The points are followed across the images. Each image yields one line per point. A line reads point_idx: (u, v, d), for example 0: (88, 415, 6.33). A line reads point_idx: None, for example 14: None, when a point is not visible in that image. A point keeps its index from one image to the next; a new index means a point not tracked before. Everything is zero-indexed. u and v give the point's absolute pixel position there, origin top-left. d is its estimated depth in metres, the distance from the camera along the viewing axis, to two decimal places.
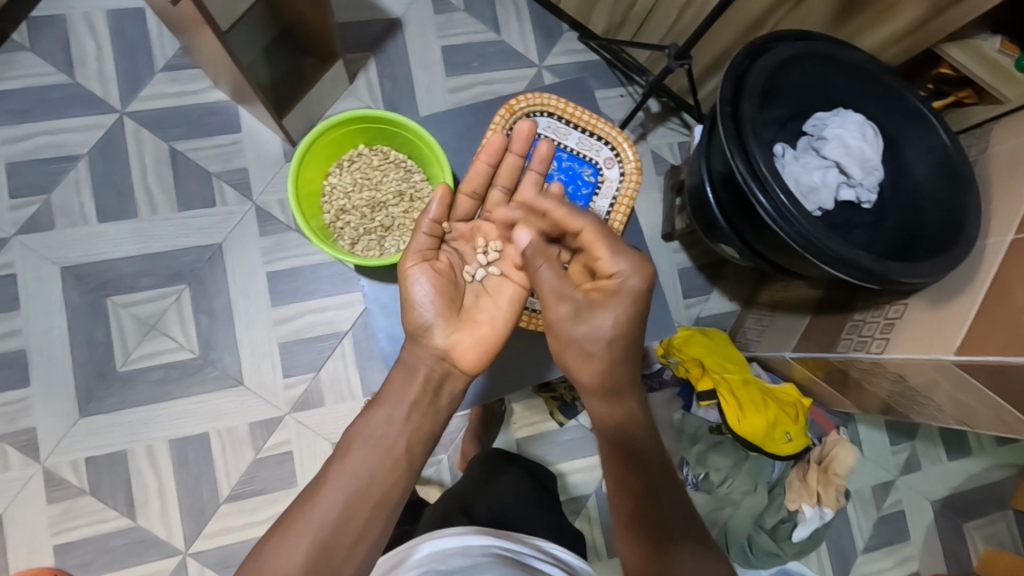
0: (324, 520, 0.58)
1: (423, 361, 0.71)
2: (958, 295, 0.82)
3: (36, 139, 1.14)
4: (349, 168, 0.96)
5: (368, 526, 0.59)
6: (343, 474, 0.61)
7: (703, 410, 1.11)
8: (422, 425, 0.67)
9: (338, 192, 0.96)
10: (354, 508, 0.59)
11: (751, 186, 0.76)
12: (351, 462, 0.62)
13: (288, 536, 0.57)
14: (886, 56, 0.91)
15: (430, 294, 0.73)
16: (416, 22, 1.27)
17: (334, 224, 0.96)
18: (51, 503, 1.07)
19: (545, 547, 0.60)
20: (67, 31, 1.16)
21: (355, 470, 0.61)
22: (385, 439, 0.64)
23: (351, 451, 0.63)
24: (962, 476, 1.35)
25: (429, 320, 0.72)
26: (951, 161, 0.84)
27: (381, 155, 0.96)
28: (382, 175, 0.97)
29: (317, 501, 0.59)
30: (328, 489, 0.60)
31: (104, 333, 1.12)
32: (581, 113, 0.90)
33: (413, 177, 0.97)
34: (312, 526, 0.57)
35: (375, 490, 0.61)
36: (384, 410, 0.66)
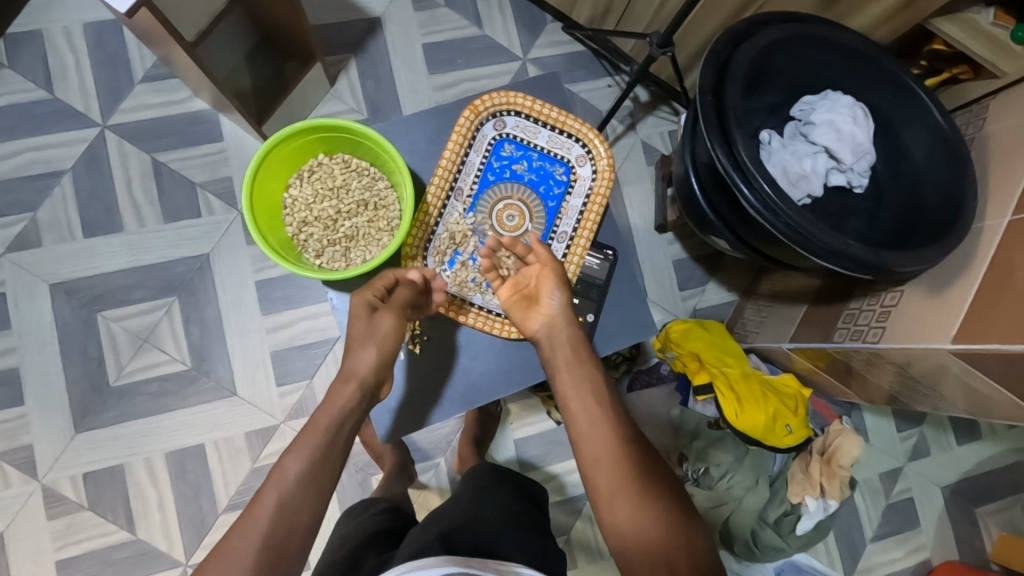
0: (285, 485, 0.64)
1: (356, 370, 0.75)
2: (956, 281, 0.79)
3: (21, 156, 1.14)
4: (309, 178, 0.92)
5: (308, 529, 0.63)
6: (279, 483, 0.64)
7: (701, 405, 1.08)
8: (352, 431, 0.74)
9: (299, 204, 0.92)
10: (291, 507, 0.63)
11: (734, 177, 0.73)
12: (285, 470, 0.65)
13: (230, 553, 0.59)
14: (878, 34, 0.88)
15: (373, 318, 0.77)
16: (398, 20, 1.25)
17: (297, 236, 0.93)
18: (52, 518, 1.08)
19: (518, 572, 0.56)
20: (46, 45, 1.15)
21: (288, 474, 0.65)
22: (321, 443, 0.69)
23: (284, 462, 0.66)
24: (974, 461, 1.32)
25: (370, 332, 0.76)
26: (948, 142, 0.81)
27: (343, 163, 0.94)
28: (344, 183, 0.94)
29: (256, 507, 0.63)
30: (267, 499, 0.63)
31: (97, 348, 1.12)
32: (549, 110, 0.87)
33: (378, 185, 0.95)
34: (275, 492, 0.63)
35: (312, 489, 0.65)
36: (322, 415, 0.71)
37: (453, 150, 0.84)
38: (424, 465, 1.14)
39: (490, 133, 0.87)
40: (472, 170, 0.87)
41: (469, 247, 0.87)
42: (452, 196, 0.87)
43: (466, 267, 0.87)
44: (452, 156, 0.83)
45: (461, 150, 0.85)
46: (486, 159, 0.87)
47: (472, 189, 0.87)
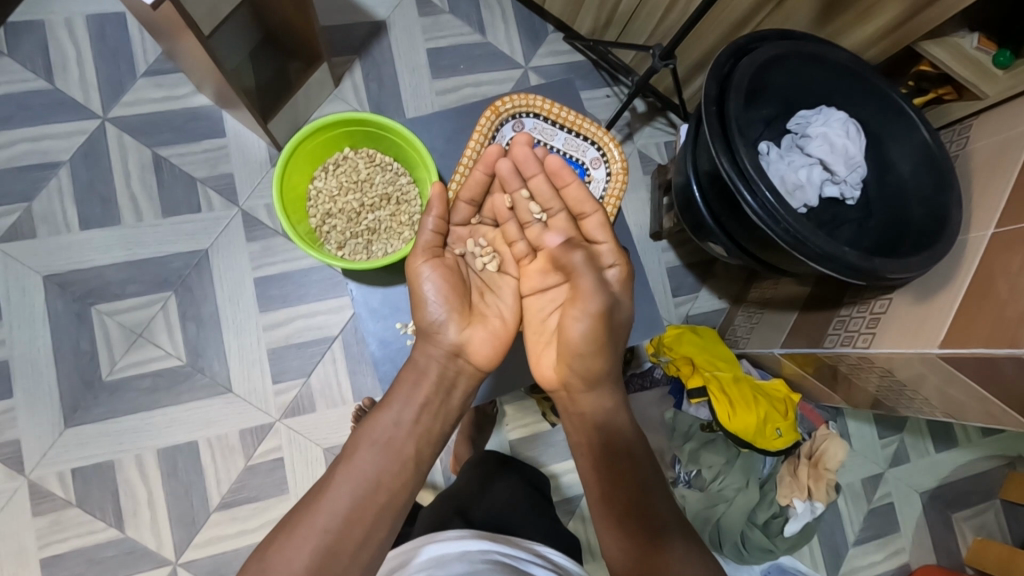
0: (356, 486, 0.61)
1: (434, 360, 0.72)
2: (942, 290, 0.83)
3: (17, 146, 1.12)
4: (334, 171, 0.95)
5: (373, 530, 0.59)
6: (350, 480, 0.61)
7: (694, 407, 1.12)
8: (431, 427, 0.69)
9: (324, 196, 0.95)
10: (361, 511, 0.59)
11: (737, 184, 0.77)
12: (355, 466, 0.62)
13: (291, 541, 0.56)
14: (868, 54, 0.92)
15: (438, 291, 0.73)
16: (402, 25, 1.27)
17: (320, 227, 0.96)
18: (38, 515, 1.06)
19: (541, 552, 0.59)
20: (47, 36, 1.14)
21: (362, 471, 0.62)
22: (393, 440, 0.65)
23: (354, 455, 0.63)
24: (951, 467, 1.37)
25: (440, 319, 0.73)
26: (934, 158, 0.85)
27: (367, 158, 0.96)
28: (368, 177, 0.97)
29: (321, 501, 0.59)
30: (333, 490, 0.60)
31: (89, 342, 1.10)
32: (567, 113, 0.90)
33: (400, 180, 0.97)
34: (347, 489, 0.60)
35: (378, 490, 0.62)
36: (392, 411, 0.68)
37: (475, 147, 0.85)
38: None
39: (508, 134, 0.90)
40: None
41: None
42: None
43: None
44: (474, 153, 0.84)
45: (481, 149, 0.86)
46: None
47: None
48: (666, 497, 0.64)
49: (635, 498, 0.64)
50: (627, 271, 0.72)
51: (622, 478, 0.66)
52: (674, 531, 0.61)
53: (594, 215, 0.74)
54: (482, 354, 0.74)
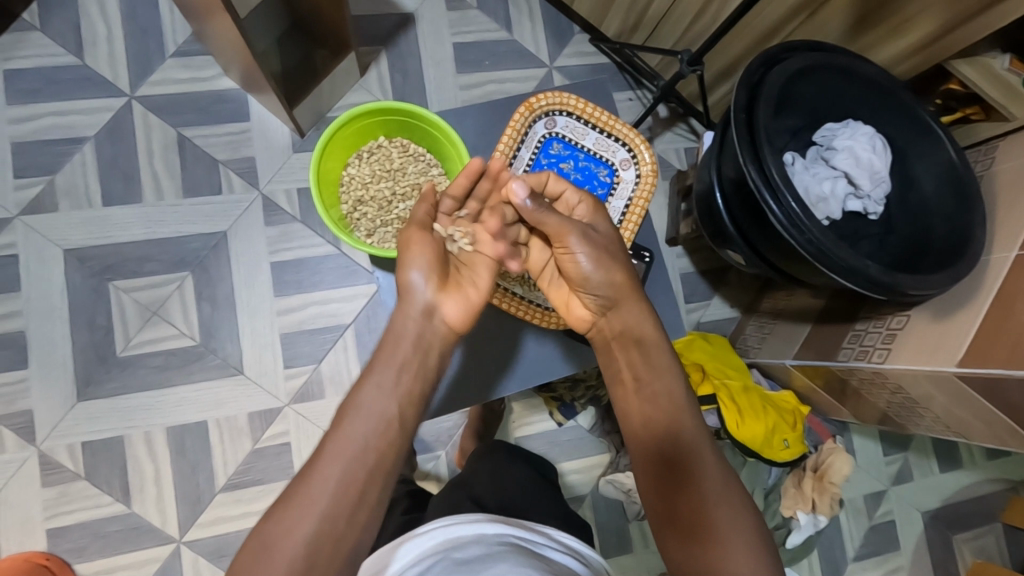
0: (345, 455, 0.60)
1: (413, 322, 0.71)
2: (962, 309, 0.83)
3: (43, 119, 1.13)
4: (368, 159, 0.95)
5: (367, 492, 0.60)
6: (340, 452, 0.61)
7: (702, 416, 1.09)
8: (413, 388, 0.68)
9: (356, 182, 0.95)
10: (351, 480, 0.59)
11: (763, 192, 0.77)
12: (345, 436, 0.62)
13: (289, 514, 0.57)
14: (897, 70, 0.92)
15: (426, 256, 0.74)
16: (429, 19, 1.27)
17: (351, 214, 0.96)
18: (46, 486, 1.06)
19: (553, 536, 0.60)
20: (78, 11, 1.15)
21: (351, 439, 0.61)
22: (378, 405, 0.64)
23: (342, 426, 0.63)
24: (954, 488, 1.37)
25: (422, 280, 0.73)
26: (958, 176, 0.85)
27: (401, 148, 0.96)
28: (401, 167, 0.97)
29: (312, 478, 0.59)
30: (324, 463, 0.60)
31: (105, 317, 1.11)
32: (600, 113, 0.90)
33: (432, 171, 0.97)
34: (336, 461, 0.60)
35: (369, 452, 0.61)
36: (376, 376, 0.67)
37: (507, 143, 0.86)
38: (425, 456, 1.16)
39: (540, 131, 0.90)
40: (522, 164, 0.90)
41: None
42: None
43: None
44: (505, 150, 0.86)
45: (514, 144, 0.87)
46: (535, 155, 0.90)
47: None
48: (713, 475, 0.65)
49: (671, 487, 0.65)
50: (591, 203, 0.79)
51: (671, 467, 0.66)
52: (704, 532, 0.62)
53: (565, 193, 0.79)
54: (457, 316, 0.73)
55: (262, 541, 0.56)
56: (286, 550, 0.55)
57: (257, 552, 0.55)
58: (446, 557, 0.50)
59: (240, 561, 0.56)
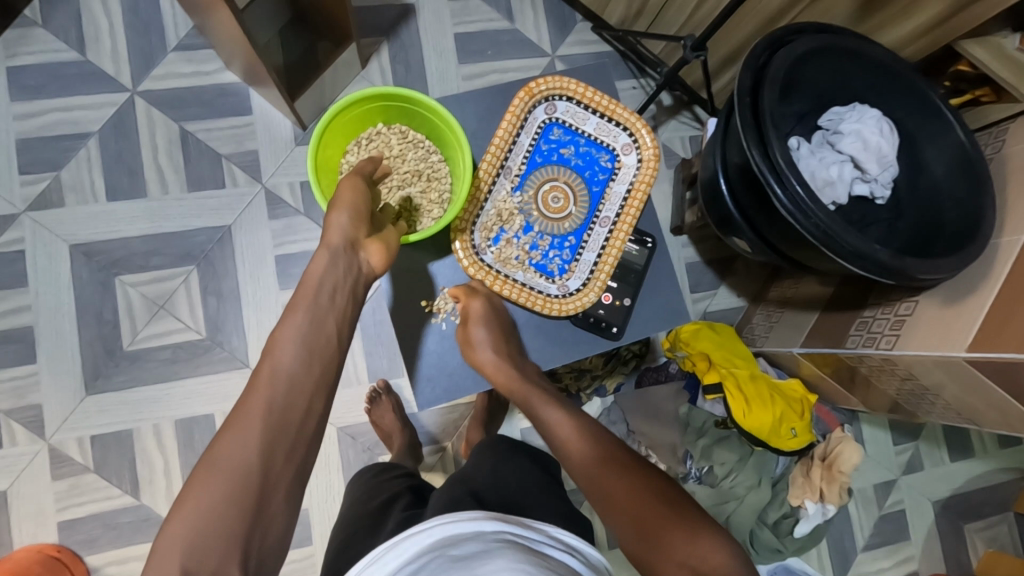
0: (285, 374, 0.64)
1: (346, 263, 0.73)
2: (971, 295, 0.81)
3: (48, 116, 1.14)
4: (366, 146, 0.92)
5: (313, 401, 0.64)
6: (278, 372, 0.64)
7: (709, 403, 1.11)
8: (345, 307, 0.72)
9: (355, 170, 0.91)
10: (297, 391, 0.63)
11: (767, 177, 0.75)
12: (280, 358, 0.65)
13: (237, 432, 0.58)
14: (907, 52, 0.90)
15: (360, 208, 0.75)
16: (431, 9, 1.27)
17: None
18: (57, 479, 1.08)
19: (553, 533, 0.56)
20: (81, 7, 1.15)
21: (288, 360, 0.65)
22: (313, 325, 0.68)
23: (275, 351, 0.65)
24: (965, 477, 1.35)
25: (356, 228, 0.74)
26: (969, 158, 0.84)
27: (400, 134, 0.93)
28: (400, 153, 0.93)
29: (254, 396, 0.62)
30: (264, 385, 0.62)
31: (112, 312, 1.12)
32: (600, 98, 0.90)
33: (432, 158, 0.93)
34: (277, 379, 0.63)
35: (309, 368, 0.66)
36: (307, 305, 0.69)
37: (507, 128, 0.86)
38: (430, 447, 1.16)
39: (540, 117, 0.90)
40: (522, 150, 0.90)
41: (514, 225, 0.90)
42: (501, 173, 0.90)
43: (509, 245, 0.89)
44: (506, 135, 0.86)
45: (513, 130, 0.87)
46: (535, 141, 0.90)
47: (519, 169, 0.90)
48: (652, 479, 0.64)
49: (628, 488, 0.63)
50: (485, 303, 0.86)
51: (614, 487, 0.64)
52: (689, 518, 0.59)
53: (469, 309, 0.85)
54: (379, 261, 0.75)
55: (210, 462, 0.56)
56: (245, 455, 0.57)
57: (206, 470, 0.56)
58: (441, 554, 0.48)
59: (189, 488, 0.55)
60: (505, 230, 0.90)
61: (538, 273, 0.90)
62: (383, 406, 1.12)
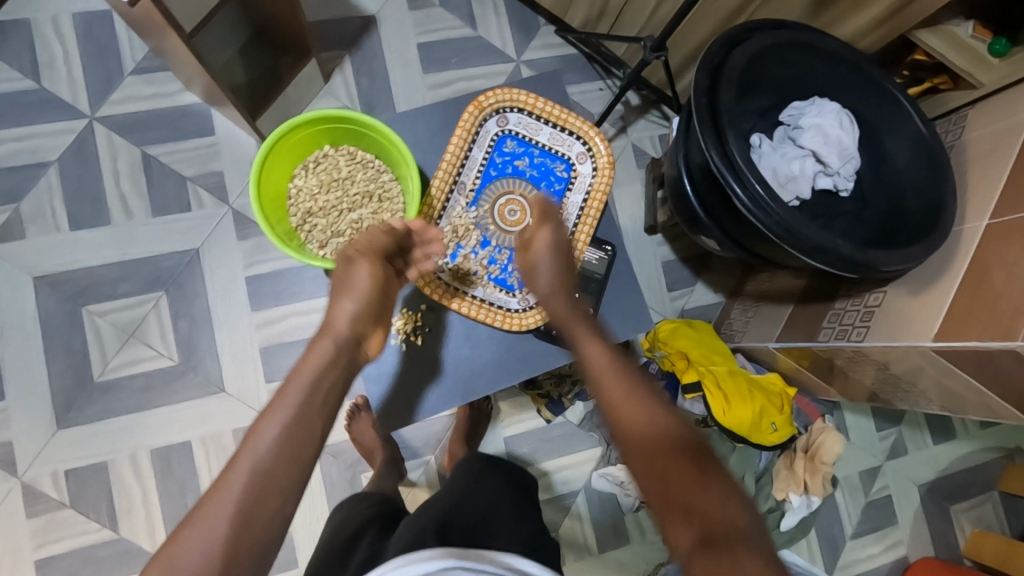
0: (255, 469, 0.55)
1: (347, 348, 0.69)
2: (937, 283, 0.82)
3: (5, 146, 1.11)
4: (315, 169, 0.92)
5: (285, 503, 0.55)
6: (250, 462, 0.55)
7: (689, 402, 1.10)
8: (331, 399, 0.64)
9: (304, 194, 0.92)
10: (266, 490, 0.54)
11: (727, 176, 0.75)
12: (261, 434, 0.57)
13: (196, 533, 0.51)
14: (863, 43, 0.91)
15: (368, 299, 0.73)
16: (393, 19, 1.26)
17: (301, 227, 0.92)
18: (32, 516, 1.05)
19: (514, 563, 0.52)
20: (34, 34, 1.13)
21: (264, 447, 0.57)
22: (296, 415, 0.60)
23: (259, 427, 0.58)
24: (949, 459, 1.36)
25: (362, 326, 0.72)
26: (929, 148, 0.84)
27: (348, 155, 0.92)
28: (349, 175, 0.93)
29: (222, 488, 0.54)
30: (235, 475, 0.55)
31: (81, 342, 1.10)
32: (549, 106, 0.89)
33: (382, 177, 0.93)
34: (248, 471, 0.55)
35: (292, 455, 0.57)
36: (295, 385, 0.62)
37: (458, 144, 0.85)
38: (413, 462, 1.15)
39: (493, 129, 0.89)
40: (475, 164, 0.89)
41: (471, 240, 0.89)
42: (455, 189, 0.89)
43: (467, 260, 0.89)
44: (457, 149, 0.85)
45: (464, 145, 0.86)
46: (489, 154, 0.90)
47: (474, 183, 0.90)
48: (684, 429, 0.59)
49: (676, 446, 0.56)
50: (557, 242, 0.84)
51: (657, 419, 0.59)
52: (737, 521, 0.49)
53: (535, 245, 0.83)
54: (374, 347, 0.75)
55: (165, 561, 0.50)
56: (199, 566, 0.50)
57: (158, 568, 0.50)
58: None
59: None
60: (462, 246, 0.89)
61: (497, 288, 0.89)
62: (362, 421, 1.10)
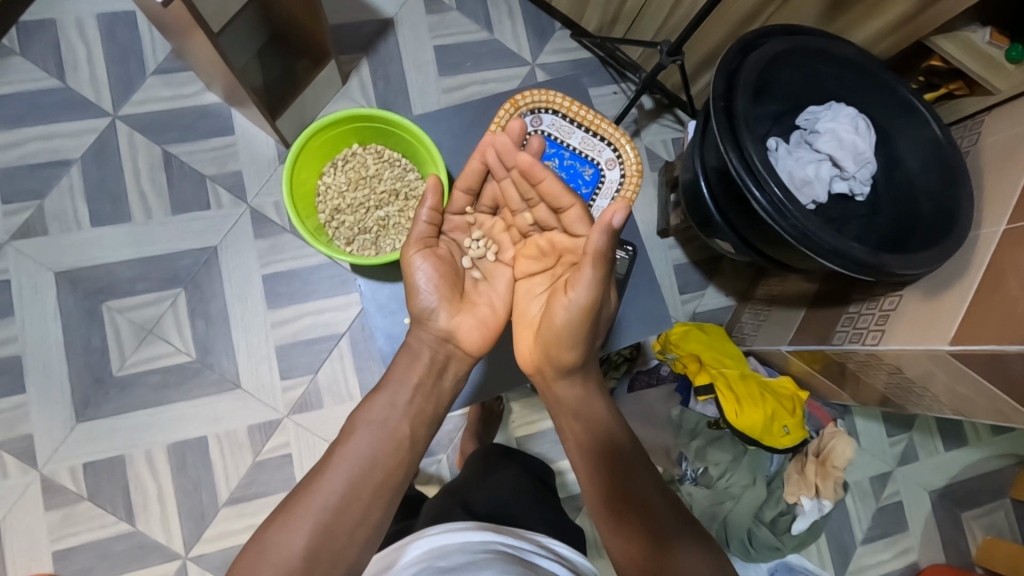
0: (350, 463, 0.63)
1: (426, 344, 0.74)
2: (952, 287, 0.82)
3: (27, 144, 1.13)
4: (343, 167, 0.97)
5: (371, 506, 0.61)
6: (345, 459, 0.63)
7: (701, 404, 1.10)
8: (423, 409, 0.71)
9: (332, 192, 0.97)
10: (355, 492, 0.61)
11: (745, 180, 0.76)
12: (351, 449, 0.64)
13: (291, 521, 0.58)
14: (877, 49, 0.92)
15: (430, 280, 0.75)
16: (409, 22, 1.27)
17: (329, 223, 0.97)
18: (50, 509, 1.07)
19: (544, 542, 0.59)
20: (58, 35, 1.15)
21: (358, 452, 0.64)
22: (388, 422, 0.67)
23: (349, 442, 0.65)
24: (961, 466, 1.35)
25: (432, 306, 0.74)
26: (943, 152, 0.85)
27: (375, 154, 0.97)
28: (377, 173, 0.98)
29: (319, 485, 0.61)
30: (331, 470, 0.62)
31: (100, 338, 1.12)
32: (585, 112, 0.92)
33: (408, 176, 0.98)
34: (344, 469, 0.62)
35: (375, 466, 0.63)
36: (386, 395, 0.69)
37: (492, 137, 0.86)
38: (426, 459, 1.15)
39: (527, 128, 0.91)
40: None
41: None
42: None
43: None
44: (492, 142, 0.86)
45: None
46: None
47: None
48: (660, 497, 0.66)
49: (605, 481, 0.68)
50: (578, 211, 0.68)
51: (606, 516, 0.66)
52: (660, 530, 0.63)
53: (572, 209, 0.68)
54: (472, 343, 0.74)
55: (259, 551, 0.57)
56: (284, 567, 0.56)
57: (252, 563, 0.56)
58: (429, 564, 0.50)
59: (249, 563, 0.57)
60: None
61: None
62: None
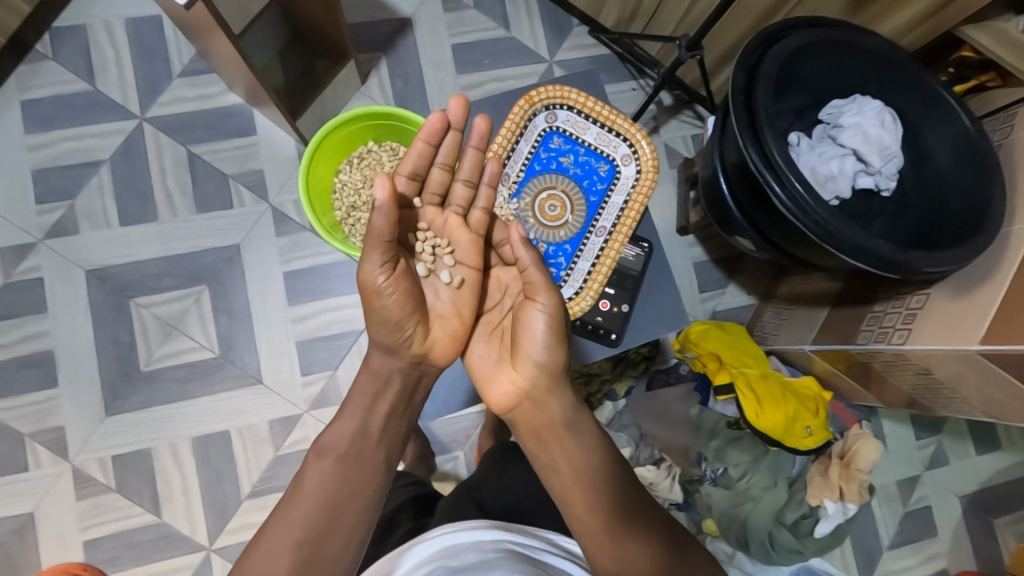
0: (321, 492, 0.61)
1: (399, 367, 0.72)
2: (983, 285, 0.79)
3: (60, 145, 1.17)
4: (358, 164, 0.97)
5: (348, 533, 0.60)
6: (315, 487, 0.62)
7: (720, 404, 1.10)
8: (395, 425, 0.70)
9: (348, 189, 0.97)
10: (331, 520, 0.60)
11: (766, 176, 0.75)
12: (319, 478, 0.62)
13: (264, 559, 0.57)
14: (906, 40, 0.89)
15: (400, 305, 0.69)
16: (427, 21, 1.28)
17: (344, 220, 0.97)
18: (80, 499, 1.10)
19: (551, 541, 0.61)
20: (88, 39, 1.19)
21: (326, 480, 0.62)
22: (355, 445, 0.65)
23: (316, 470, 0.63)
24: (992, 470, 1.31)
25: (406, 330, 0.70)
26: (973, 145, 0.82)
27: (391, 151, 0.98)
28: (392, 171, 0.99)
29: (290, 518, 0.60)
30: (301, 501, 0.61)
31: (127, 334, 1.15)
32: (601, 108, 0.91)
33: None
34: (312, 501, 0.61)
35: (348, 491, 0.62)
36: (353, 418, 0.68)
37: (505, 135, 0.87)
38: (443, 456, 1.16)
39: (541, 124, 0.91)
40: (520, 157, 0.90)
41: None
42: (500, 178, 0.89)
43: None
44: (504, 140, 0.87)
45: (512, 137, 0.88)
46: (535, 149, 0.91)
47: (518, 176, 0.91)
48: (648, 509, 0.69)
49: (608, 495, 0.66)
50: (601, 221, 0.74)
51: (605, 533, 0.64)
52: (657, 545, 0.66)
53: None
54: (445, 353, 0.74)
55: None
56: None
57: None
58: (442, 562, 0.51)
59: None
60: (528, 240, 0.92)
61: None
62: None
